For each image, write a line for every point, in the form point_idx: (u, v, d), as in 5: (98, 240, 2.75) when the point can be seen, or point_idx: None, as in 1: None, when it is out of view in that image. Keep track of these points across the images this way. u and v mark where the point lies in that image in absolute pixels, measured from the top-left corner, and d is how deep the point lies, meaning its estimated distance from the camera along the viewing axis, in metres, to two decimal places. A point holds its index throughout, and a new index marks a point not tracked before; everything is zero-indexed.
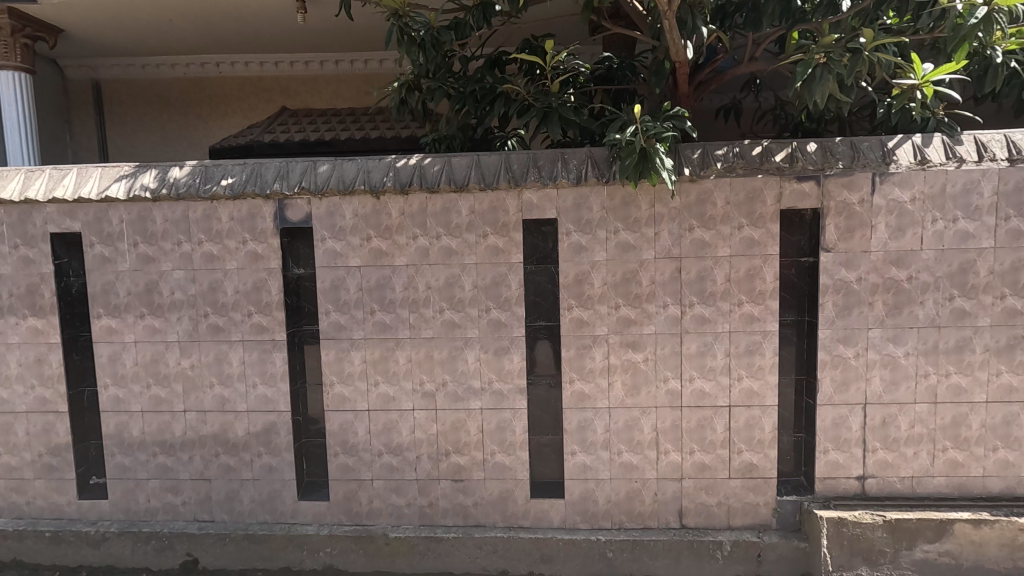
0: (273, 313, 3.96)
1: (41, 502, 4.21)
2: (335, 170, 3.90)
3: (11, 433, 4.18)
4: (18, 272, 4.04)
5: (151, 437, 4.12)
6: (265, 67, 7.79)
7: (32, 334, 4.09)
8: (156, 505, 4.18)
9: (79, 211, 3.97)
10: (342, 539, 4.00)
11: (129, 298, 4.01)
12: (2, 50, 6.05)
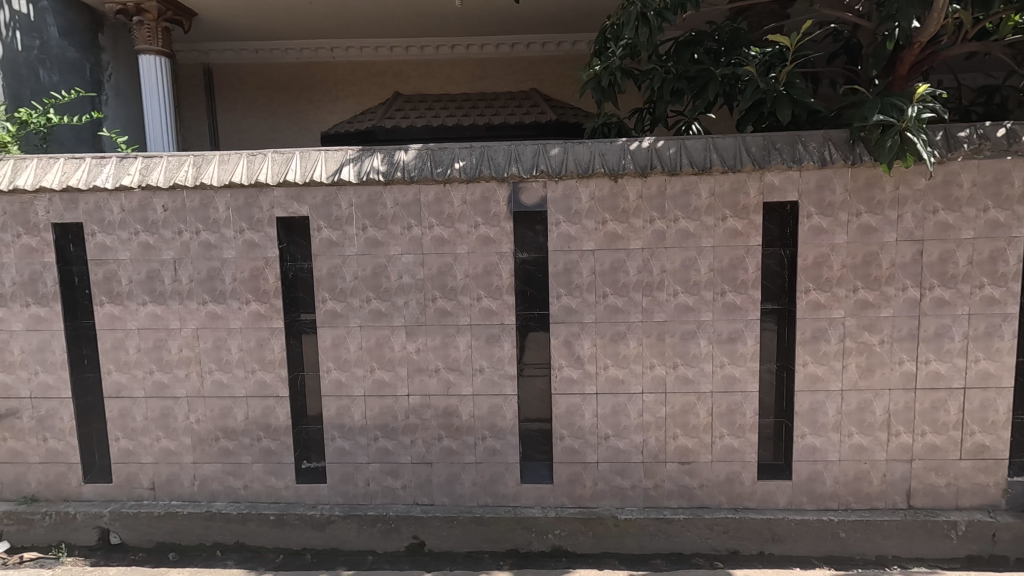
0: (503, 297, 3.95)
1: (258, 486, 4.22)
2: (569, 152, 3.86)
3: (230, 417, 4.17)
4: (243, 257, 4.01)
5: (372, 421, 4.12)
6: (380, 52, 7.64)
7: (254, 318, 4.07)
8: (375, 488, 4.17)
9: (307, 195, 3.93)
10: (571, 520, 4.02)
11: (356, 282, 3.99)
12: (146, 34, 6.06)
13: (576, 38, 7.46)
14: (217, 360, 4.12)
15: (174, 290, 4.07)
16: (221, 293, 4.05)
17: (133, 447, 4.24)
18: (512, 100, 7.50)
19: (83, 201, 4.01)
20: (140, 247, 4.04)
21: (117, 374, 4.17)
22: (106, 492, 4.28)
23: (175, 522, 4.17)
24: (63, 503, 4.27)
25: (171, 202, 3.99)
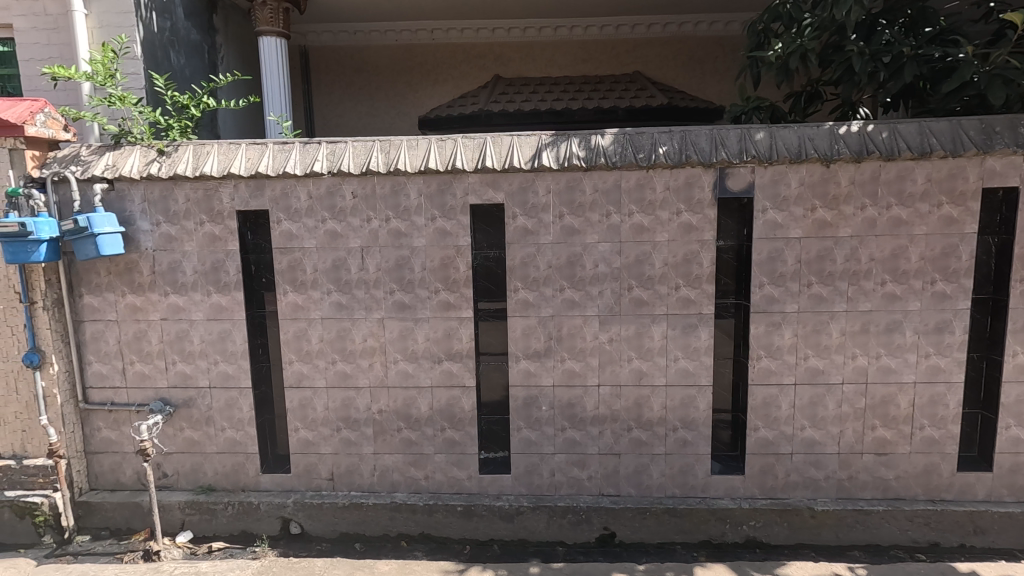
0: (703, 286, 3.86)
1: (440, 477, 4.16)
2: (777, 137, 3.73)
3: (414, 408, 4.10)
4: (433, 245, 3.91)
5: (561, 412, 4.05)
6: (481, 34, 7.49)
7: (442, 308, 3.98)
8: (561, 479, 4.12)
9: (503, 181, 3.83)
10: (767, 512, 3.96)
11: (550, 271, 3.89)
12: (269, 16, 5.92)
13: (683, 19, 7.32)
14: (403, 350, 4.04)
15: (360, 279, 3.98)
16: (410, 282, 3.96)
17: (312, 437, 4.18)
18: (617, 84, 7.36)
19: (270, 187, 3.91)
20: (327, 234, 3.94)
21: (299, 364, 4.10)
22: (284, 482, 4.23)
23: (360, 513, 4.11)
24: (241, 493, 4.22)
25: (361, 189, 3.88)
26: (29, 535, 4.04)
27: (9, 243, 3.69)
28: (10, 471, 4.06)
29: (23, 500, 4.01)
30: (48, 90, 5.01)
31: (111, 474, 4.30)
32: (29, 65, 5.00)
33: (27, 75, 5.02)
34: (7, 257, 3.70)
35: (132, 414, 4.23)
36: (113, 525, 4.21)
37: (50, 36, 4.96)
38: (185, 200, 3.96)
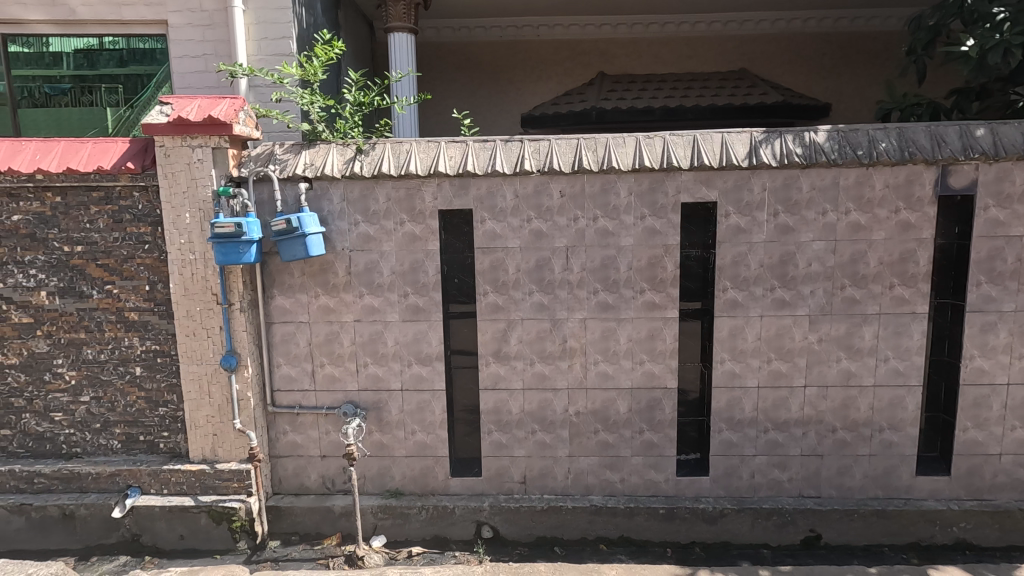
0: (918, 285, 3.79)
1: (636, 479, 4.11)
2: (999, 133, 3.66)
3: (613, 409, 4.04)
4: (642, 244, 3.84)
5: (764, 413, 3.99)
6: (587, 30, 7.42)
7: (647, 308, 3.91)
8: (761, 481, 4.07)
9: (718, 179, 3.76)
10: (977, 513, 3.91)
11: (761, 270, 3.84)
12: (401, 12, 5.84)
13: (794, 15, 7.23)
14: (604, 351, 3.98)
15: (564, 280, 3.91)
16: (615, 283, 3.90)
17: (505, 440, 4.11)
18: (727, 80, 7.33)
19: (475, 186, 3.83)
20: (532, 234, 3.86)
21: (495, 366, 4.03)
22: (474, 486, 4.17)
23: (559, 516, 4.06)
24: (432, 497, 4.15)
25: (570, 187, 3.80)
26: (224, 540, 3.96)
27: (220, 244, 3.60)
28: (204, 476, 3.99)
29: (220, 506, 3.93)
30: (202, 88, 4.93)
31: (295, 478, 4.22)
32: (183, 63, 4.89)
33: (180, 72, 4.91)
34: (218, 258, 3.62)
35: (319, 418, 4.14)
36: (302, 530, 4.13)
37: (205, 33, 4.86)
38: (386, 200, 3.87)
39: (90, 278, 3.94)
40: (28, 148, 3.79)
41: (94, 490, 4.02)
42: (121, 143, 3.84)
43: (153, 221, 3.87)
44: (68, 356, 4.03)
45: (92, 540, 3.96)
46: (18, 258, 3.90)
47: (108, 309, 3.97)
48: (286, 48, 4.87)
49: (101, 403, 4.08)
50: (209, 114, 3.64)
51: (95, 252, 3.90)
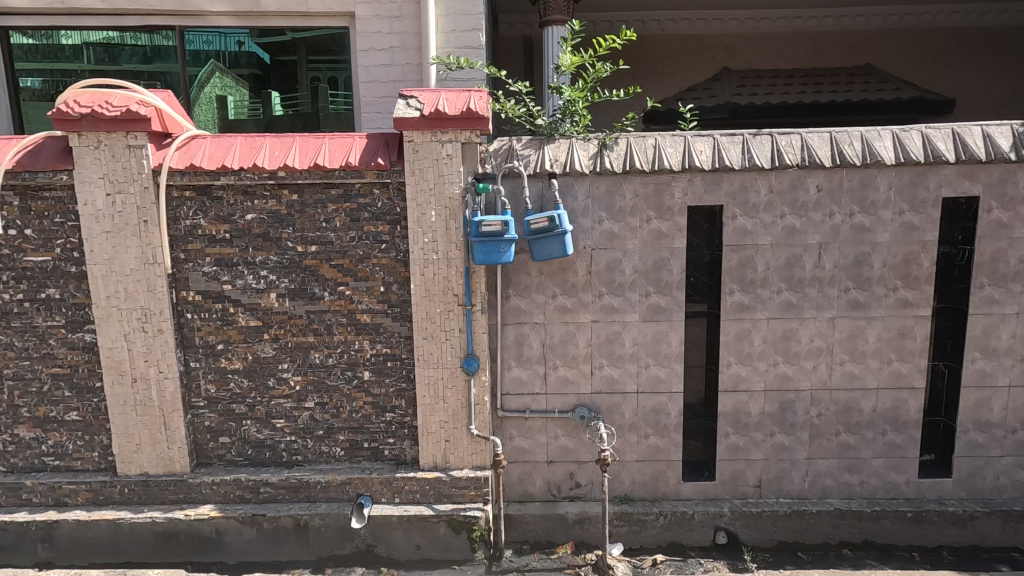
0: None
1: (877, 482, 4.00)
2: None
3: (856, 411, 3.94)
4: (899, 241, 3.73)
5: (1014, 414, 3.89)
6: (714, 24, 7.31)
7: (900, 306, 3.80)
8: (1006, 483, 3.96)
9: (982, 173, 3.65)
10: None
11: (1021, 266, 3.73)
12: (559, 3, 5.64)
13: (925, 8, 7.17)
14: (851, 351, 3.87)
15: (814, 277, 3.79)
16: (868, 280, 3.79)
17: (742, 443, 4.00)
18: (856, 76, 7.22)
19: (728, 182, 3.71)
20: (785, 230, 3.75)
21: (737, 367, 3.91)
22: (707, 490, 4.04)
23: (802, 521, 3.96)
24: (665, 502, 4.03)
25: (827, 182, 3.69)
26: (462, 551, 3.82)
27: (481, 243, 3.45)
28: (440, 484, 3.84)
29: (462, 515, 3.78)
30: (387, 83, 4.78)
31: (520, 485, 4.07)
32: (369, 56, 4.74)
33: (365, 66, 4.75)
34: (478, 258, 3.47)
35: (549, 422, 4.01)
36: (533, 538, 4.02)
37: (393, 25, 4.71)
38: (633, 196, 3.74)
39: (323, 279, 3.78)
40: (266, 146, 3.65)
41: (323, 500, 3.86)
42: (361, 139, 3.69)
43: (392, 220, 3.72)
44: (295, 361, 3.86)
45: (325, 552, 3.81)
46: (250, 259, 3.74)
47: (340, 311, 3.81)
48: (476, 41, 4.75)
49: (325, 409, 3.92)
50: (467, 108, 3.50)
51: (330, 252, 3.75)
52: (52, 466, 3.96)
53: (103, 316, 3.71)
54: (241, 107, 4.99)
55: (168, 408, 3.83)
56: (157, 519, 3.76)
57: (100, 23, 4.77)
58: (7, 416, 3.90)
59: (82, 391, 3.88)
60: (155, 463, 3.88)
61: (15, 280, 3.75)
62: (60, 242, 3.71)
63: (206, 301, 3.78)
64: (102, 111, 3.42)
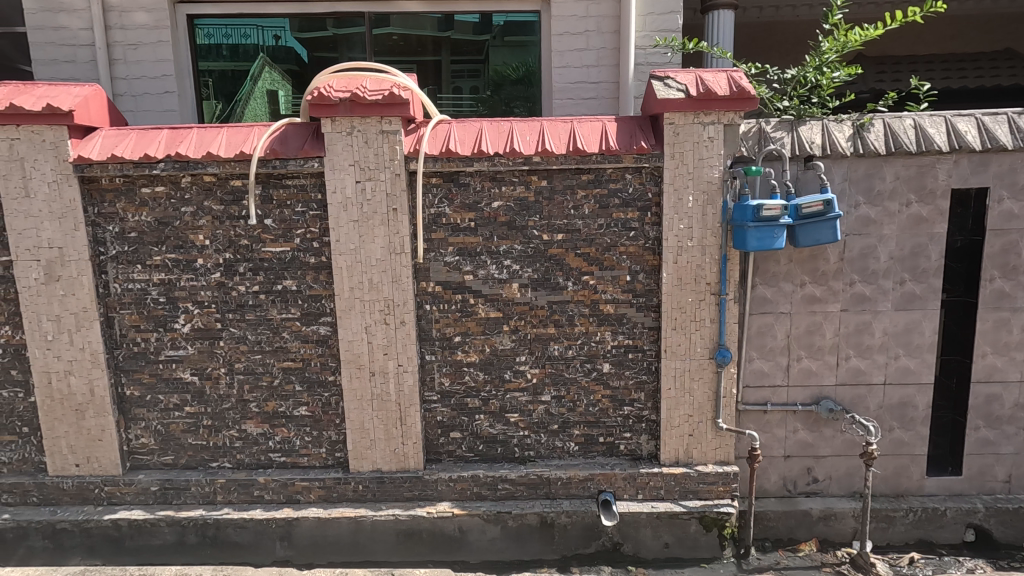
0: None
1: None
2: None
3: None
4: None
5: None
6: None
7: None
8: None
9: None
10: None
11: None
12: None
13: None
14: None
15: None
16: None
17: (994, 437, 3.83)
18: (997, 61, 7.05)
19: (996, 163, 3.54)
20: None
21: (993, 357, 3.74)
22: (953, 486, 3.88)
23: None
24: (909, 499, 3.87)
25: None
26: (711, 548, 3.69)
27: (755, 228, 3.31)
28: (686, 479, 3.71)
29: (715, 511, 3.65)
30: (580, 68, 4.64)
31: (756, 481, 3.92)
32: (562, 40, 4.61)
33: (559, 51, 4.62)
34: (752, 244, 3.33)
35: (789, 415, 3.86)
36: (773, 535, 3.87)
37: (589, 8, 4.57)
38: (894, 179, 3.58)
39: (568, 268, 3.65)
40: (517, 130, 3.50)
41: (563, 497, 3.74)
42: (612, 122, 3.55)
43: (643, 206, 3.58)
44: (534, 353, 3.74)
45: (569, 550, 3.69)
46: (494, 247, 3.62)
47: (583, 302, 3.68)
48: (673, 23, 4.56)
49: (562, 403, 3.80)
50: (738, 88, 3.35)
51: (576, 241, 3.61)
52: (279, 463, 3.86)
53: (344, 307, 3.59)
54: (292, 102, 4.87)
55: (406, 403, 3.71)
56: (400, 517, 3.65)
57: (288, 11, 4.71)
58: (236, 411, 3.82)
59: (312, 386, 3.78)
60: (389, 460, 3.76)
61: (252, 272, 3.65)
62: (300, 233, 3.60)
63: (447, 292, 3.67)
64: (361, 95, 3.31)
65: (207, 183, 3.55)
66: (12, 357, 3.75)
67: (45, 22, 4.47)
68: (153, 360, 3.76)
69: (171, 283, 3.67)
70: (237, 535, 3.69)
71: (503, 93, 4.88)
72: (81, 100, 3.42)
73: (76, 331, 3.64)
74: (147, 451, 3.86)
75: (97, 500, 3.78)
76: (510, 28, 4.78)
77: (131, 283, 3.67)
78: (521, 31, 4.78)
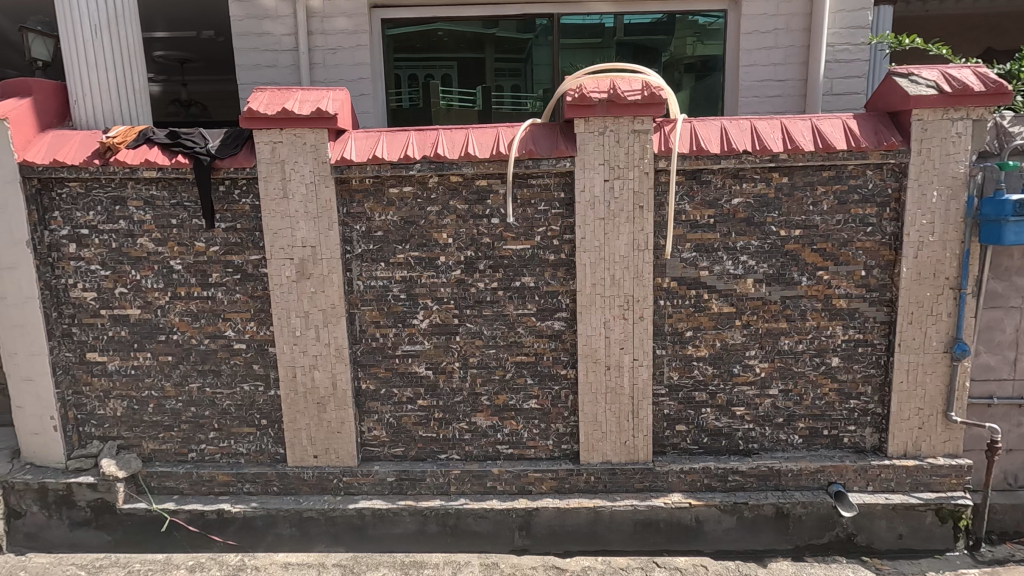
0: None
1: None
2: None
3: None
4: None
5: None
6: None
7: None
8: None
9: None
10: None
11: None
12: None
13: None
14: None
15: None
16: None
17: None
18: None
19: None
20: None
21: None
22: None
23: None
24: None
25: None
26: (945, 540, 3.72)
27: (1014, 224, 3.39)
28: (918, 472, 3.75)
29: (951, 503, 3.68)
30: (768, 66, 4.68)
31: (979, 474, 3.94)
32: (751, 39, 4.65)
33: (748, 49, 4.67)
34: (1010, 240, 3.40)
35: (1014, 409, 3.88)
36: (999, 528, 3.90)
37: (778, 7, 4.60)
38: None
39: (803, 264, 3.70)
40: (760, 127, 3.55)
41: (794, 488, 3.80)
42: (853, 118, 3.58)
43: (882, 201, 3.61)
44: (764, 347, 3.80)
45: (803, 541, 3.75)
46: (731, 244, 3.68)
47: (816, 297, 3.73)
48: (863, 20, 4.59)
49: (789, 396, 3.86)
50: (994, 83, 3.35)
51: (814, 236, 3.66)
52: (506, 454, 3.96)
53: (586, 303, 3.69)
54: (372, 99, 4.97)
55: (639, 396, 3.80)
56: (638, 507, 3.74)
57: (483, 13, 4.78)
58: (467, 404, 3.93)
59: (543, 379, 3.87)
60: (619, 451, 3.86)
61: (492, 269, 3.75)
62: (542, 230, 3.69)
63: (682, 288, 3.74)
64: (620, 96, 3.40)
65: (454, 183, 3.66)
66: (255, 352, 3.89)
67: (250, 28, 4.62)
68: (390, 355, 3.88)
69: (413, 280, 3.78)
70: (477, 525, 3.80)
71: (682, 91, 4.94)
72: (341, 105, 3.56)
73: (324, 327, 3.76)
74: (379, 443, 3.98)
75: (335, 490, 3.91)
76: (658, 28, 4.84)
77: (374, 280, 3.79)
78: (667, 31, 4.85)
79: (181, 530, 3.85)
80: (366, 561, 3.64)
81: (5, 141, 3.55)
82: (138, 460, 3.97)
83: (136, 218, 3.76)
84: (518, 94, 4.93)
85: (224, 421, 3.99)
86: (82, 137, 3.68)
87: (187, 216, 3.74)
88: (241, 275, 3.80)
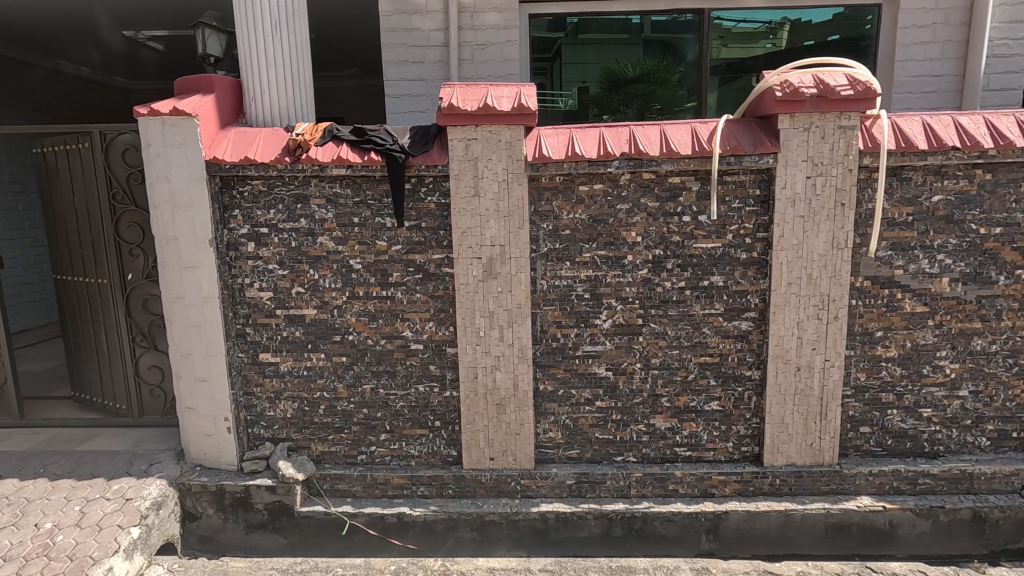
0: None
1: None
2: None
3: None
4: None
5: None
6: None
7: None
8: None
9: None
10: None
11: None
12: None
13: None
14: None
15: None
16: None
17: None
18: None
19: None
20: None
21: None
22: None
23: None
24: None
25: None
26: None
27: None
28: None
29: None
30: (924, 61, 4.59)
31: None
32: (908, 34, 4.57)
33: (904, 44, 4.59)
34: None
35: None
36: None
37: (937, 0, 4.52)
38: None
39: (1002, 263, 3.62)
40: (964, 122, 3.46)
41: (986, 492, 3.73)
42: None
43: None
44: (956, 348, 3.73)
45: (998, 545, 3.68)
46: (929, 242, 3.60)
47: (1013, 296, 3.66)
48: None
49: (979, 398, 3.78)
50: None
51: (1014, 234, 3.59)
52: (685, 457, 3.89)
53: (780, 303, 3.62)
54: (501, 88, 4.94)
55: (828, 397, 3.72)
56: (831, 510, 3.67)
57: (634, 8, 4.73)
58: (647, 405, 3.85)
59: (727, 380, 3.80)
60: (805, 454, 3.78)
61: (680, 268, 3.68)
62: (734, 229, 3.62)
63: (875, 287, 3.66)
64: (832, 90, 3.31)
65: (646, 180, 3.59)
66: (433, 353, 3.82)
67: (400, 23, 4.55)
68: (570, 355, 3.81)
69: (598, 279, 3.71)
70: (664, 528, 3.74)
71: None
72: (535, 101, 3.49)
73: (508, 327, 3.71)
74: (554, 444, 3.91)
75: (513, 493, 3.85)
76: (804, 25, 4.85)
77: (558, 279, 3.72)
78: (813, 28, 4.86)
79: (360, 533, 3.80)
80: (572, 565, 3.58)
81: (194, 139, 3.53)
82: (311, 462, 3.92)
83: (317, 216, 3.69)
84: (543, 93, 4.86)
85: (397, 422, 3.91)
86: (265, 136, 3.65)
87: (369, 214, 3.67)
88: (423, 274, 3.73)
